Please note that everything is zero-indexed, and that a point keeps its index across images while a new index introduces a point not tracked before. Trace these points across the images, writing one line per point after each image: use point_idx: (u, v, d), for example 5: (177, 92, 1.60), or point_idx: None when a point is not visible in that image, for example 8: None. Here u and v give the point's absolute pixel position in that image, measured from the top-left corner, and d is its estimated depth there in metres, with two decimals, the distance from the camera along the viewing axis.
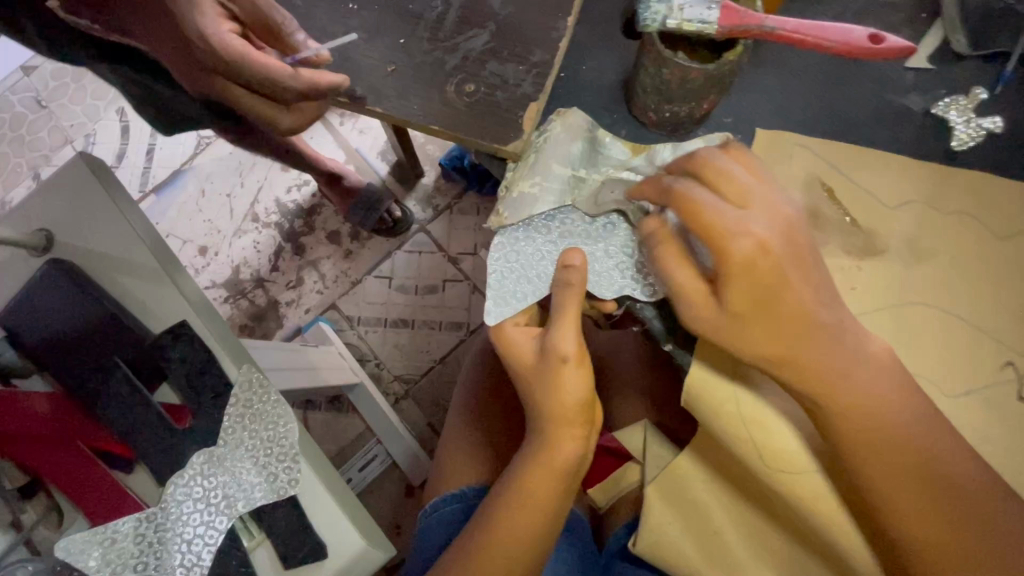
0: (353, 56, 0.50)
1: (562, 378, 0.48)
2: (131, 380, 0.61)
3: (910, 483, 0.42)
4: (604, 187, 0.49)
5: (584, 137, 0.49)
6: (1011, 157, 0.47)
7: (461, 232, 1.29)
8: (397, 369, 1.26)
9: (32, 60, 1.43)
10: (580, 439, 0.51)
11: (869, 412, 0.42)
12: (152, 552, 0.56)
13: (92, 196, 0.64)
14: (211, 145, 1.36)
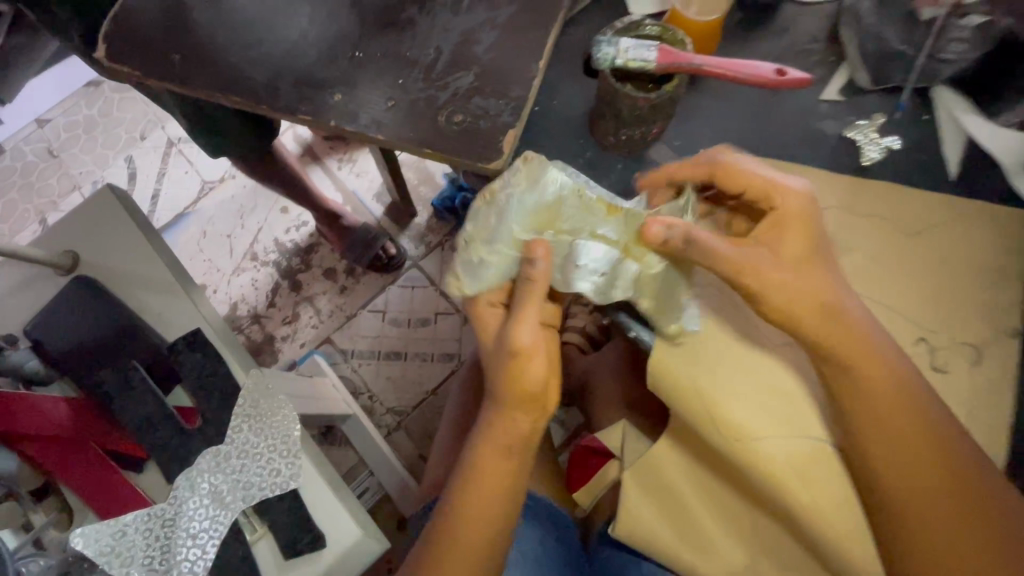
0: (359, 95, 0.59)
1: (521, 365, 0.52)
2: (147, 382, 0.66)
3: (876, 433, 0.49)
4: (575, 246, 0.52)
5: (555, 188, 0.51)
6: (908, 170, 0.56)
7: (452, 267, 1.37)
8: (389, 402, 1.30)
9: (47, 113, 1.53)
10: (531, 421, 0.56)
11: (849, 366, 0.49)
12: (158, 547, 0.59)
13: (118, 220, 0.71)
14: (215, 190, 1.45)
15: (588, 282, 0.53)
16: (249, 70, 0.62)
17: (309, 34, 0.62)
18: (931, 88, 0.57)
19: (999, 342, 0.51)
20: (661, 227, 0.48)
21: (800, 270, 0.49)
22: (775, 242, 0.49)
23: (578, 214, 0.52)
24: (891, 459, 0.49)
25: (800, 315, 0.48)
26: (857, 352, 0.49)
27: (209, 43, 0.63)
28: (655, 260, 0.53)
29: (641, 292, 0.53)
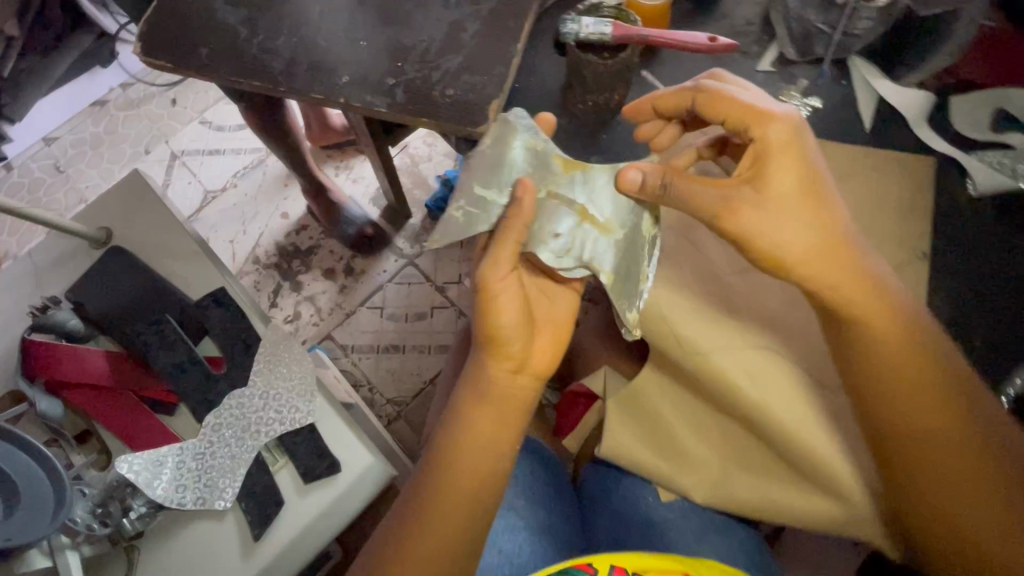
0: (364, 76, 0.69)
1: (494, 303, 0.55)
2: (178, 332, 0.74)
3: (872, 356, 0.52)
4: (542, 207, 0.58)
5: (519, 146, 0.59)
6: (832, 123, 0.66)
7: (447, 264, 1.46)
8: (389, 393, 1.37)
9: (54, 132, 1.61)
10: (506, 369, 0.58)
11: (843, 289, 0.51)
12: (191, 477, 0.67)
13: (146, 197, 0.80)
14: (217, 200, 1.52)
15: (552, 249, 0.57)
16: (268, 60, 0.71)
17: (321, 27, 0.72)
18: (847, 58, 0.68)
19: (913, 265, 0.59)
20: (634, 176, 0.52)
21: (764, 213, 0.50)
22: (758, 188, 0.50)
23: (538, 168, 0.59)
24: (875, 400, 0.53)
25: (768, 246, 0.51)
26: (837, 283, 0.51)
27: (233, 38, 0.73)
28: (614, 224, 0.59)
29: (599, 262, 0.58)
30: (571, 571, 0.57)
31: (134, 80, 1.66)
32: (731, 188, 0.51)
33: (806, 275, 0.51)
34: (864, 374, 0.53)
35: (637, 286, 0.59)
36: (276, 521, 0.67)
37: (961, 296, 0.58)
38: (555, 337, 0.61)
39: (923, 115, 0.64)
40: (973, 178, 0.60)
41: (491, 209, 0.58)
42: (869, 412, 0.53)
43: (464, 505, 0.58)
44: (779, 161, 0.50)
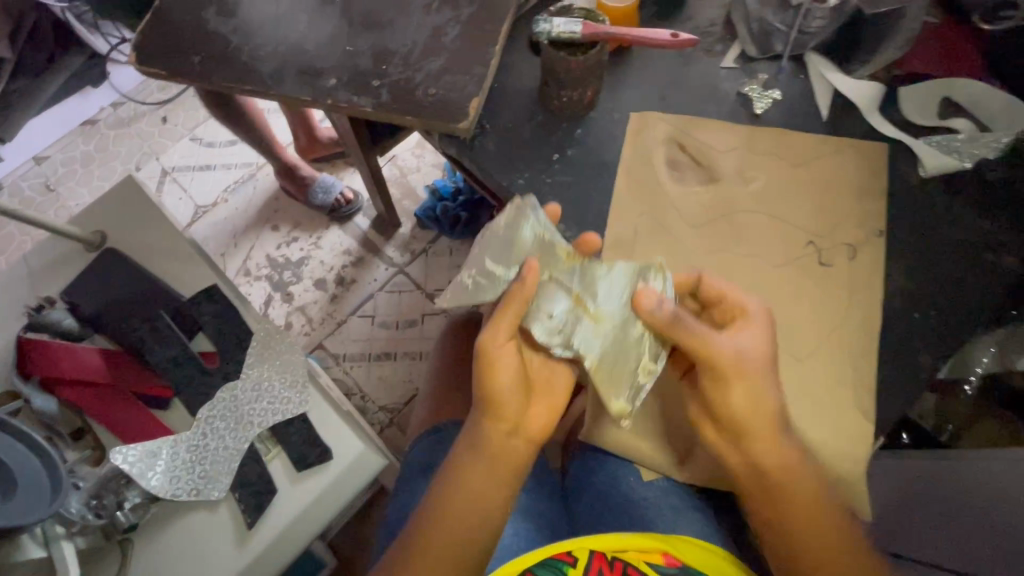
0: (351, 78, 0.73)
1: (492, 369, 0.60)
2: (172, 328, 0.76)
3: (748, 432, 0.57)
4: (544, 294, 0.60)
5: (529, 233, 0.60)
6: (791, 113, 0.70)
7: (437, 271, 1.47)
8: (381, 400, 1.38)
9: (46, 151, 1.64)
10: (501, 430, 0.62)
11: (733, 372, 0.56)
12: (185, 469, 0.68)
13: (140, 201, 0.82)
14: (208, 213, 1.54)
15: (544, 329, 0.60)
16: (258, 66, 0.75)
17: (308, 35, 0.76)
18: (805, 55, 0.72)
19: (871, 241, 0.63)
20: (652, 298, 0.58)
21: (744, 370, 0.56)
22: (748, 337, 0.56)
23: (543, 256, 0.60)
24: (787, 506, 0.57)
25: (729, 395, 0.57)
26: (761, 419, 0.56)
27: (223, 46, 0.76)
28: (606, 313, 0.60)
29: (588, 349, 0.60)
30: (551, 561, 0.60)
31: (125, 99, 1.68)
32: (730, 341, 0.56)
33: (706, 359, 0.57)
34: (744, 447, 0.58)
35: (624, 372, 0.61)
36: (268, 509, 0.69)
37: (916, 269, 0.62)
38: (550, 405, 0.64)
39: (874, 106, 0.68)
40: (921, 162, 0.65)
41: (499, 283, 0.60)
42: (772, 488, 0.57)
43: (469, 521, 0.60)
44: (765, 326, 0.57)
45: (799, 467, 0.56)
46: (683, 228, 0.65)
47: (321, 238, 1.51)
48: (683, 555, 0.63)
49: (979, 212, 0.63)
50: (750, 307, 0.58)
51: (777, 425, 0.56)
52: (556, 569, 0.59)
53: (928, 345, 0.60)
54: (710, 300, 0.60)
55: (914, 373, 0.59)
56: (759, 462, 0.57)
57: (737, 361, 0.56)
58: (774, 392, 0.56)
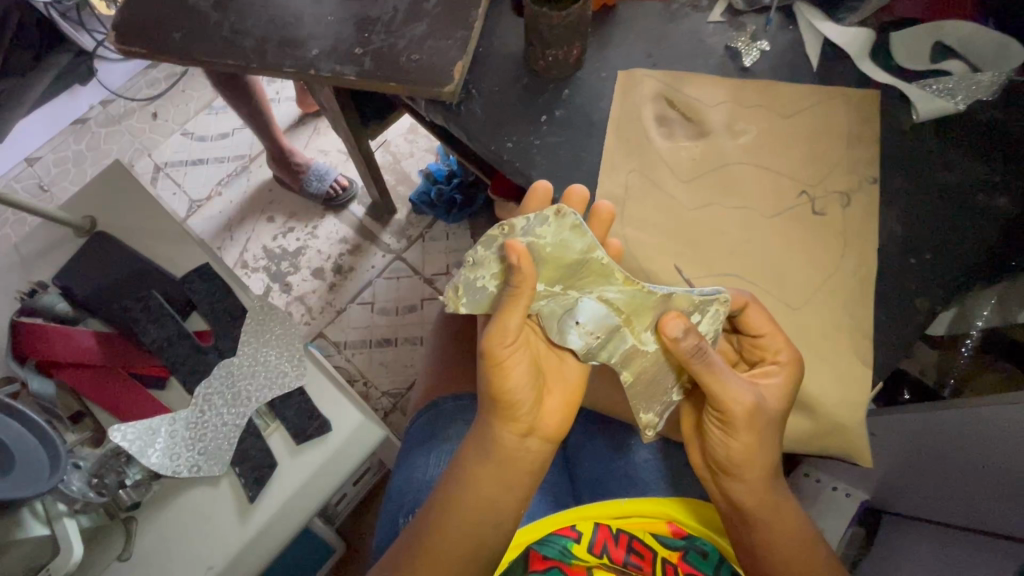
0: (334, 47, 0.72)
1: (506, 370, 0.53)
2: (163, 308, 0.76)
3: (749, 472, 0.54)
4: (581, 307, 0.55)
5: (578, 252, 0.54)
6: (779, 65, 0.69)
7: (435, 256, 1.46)
8: (384, 386, 1.36)
9: (36, 152, 1.62)
10: (514, 435, 0.56)
11: (748, 425, 0.52)
12: (186, 445, 0.68)
13: (128, 184, 0.82)
14: (204, 207, 1.53)
15: (582, 339, 0.55)
16: (239, 39, 0.74)
17: (288, 6, 0.74)
18: (793, 5, 0.71)
19: (863, 188, 0.63)
20: (677, 326, 0.51)
21: (756, 421, 0.52)
22: (765, 386, 0.53)
23: (595, 278, 0.55)
24: (768, 538, 0.56)
25: (732, 440, 0.53)
26: (755, 466, 0.54)
27: (204, 21, 0.75)
28: (650, 338, 0.57)
29: (627, 366, 0.57)
30: (554, 537, 0.60)
31: (115, 97, 1.67)
32: (751, 388, 0.52)
33: (724, 407, 0.52)
34: (738, 487, 0.55)
35: (659, 391, 0.59)
36: (272, 481, 0.69)
37: (910, 215, 0.62)
38: (565, 399, 0.58)
39: (864, 53, 0.67)
40: (915, 107, 0.65)
41: (539, 300, 0.56)
42: (747, 524, 0.56)
43: (486, 499, 0.56)
44: (790, 375, 0.55)
45: (778, 503, 0.56)
46: (674, 183, 0.65)
47: (318, 227, 1.49)
48: (688, 520, 0.63)
49: (972, 155, 0.63)
50: (778, 362, 0.55)
51: (769, 470, 0.55)
52: (559, 547, 0.59)
53: (925, 288, 0.60)
54: (744, 331, 0.57)
55: (908, 318, 0.59)
56: (743, 501, 0.55)
57: (755, 417, 0.52)
58: (776, 444, 0.54)
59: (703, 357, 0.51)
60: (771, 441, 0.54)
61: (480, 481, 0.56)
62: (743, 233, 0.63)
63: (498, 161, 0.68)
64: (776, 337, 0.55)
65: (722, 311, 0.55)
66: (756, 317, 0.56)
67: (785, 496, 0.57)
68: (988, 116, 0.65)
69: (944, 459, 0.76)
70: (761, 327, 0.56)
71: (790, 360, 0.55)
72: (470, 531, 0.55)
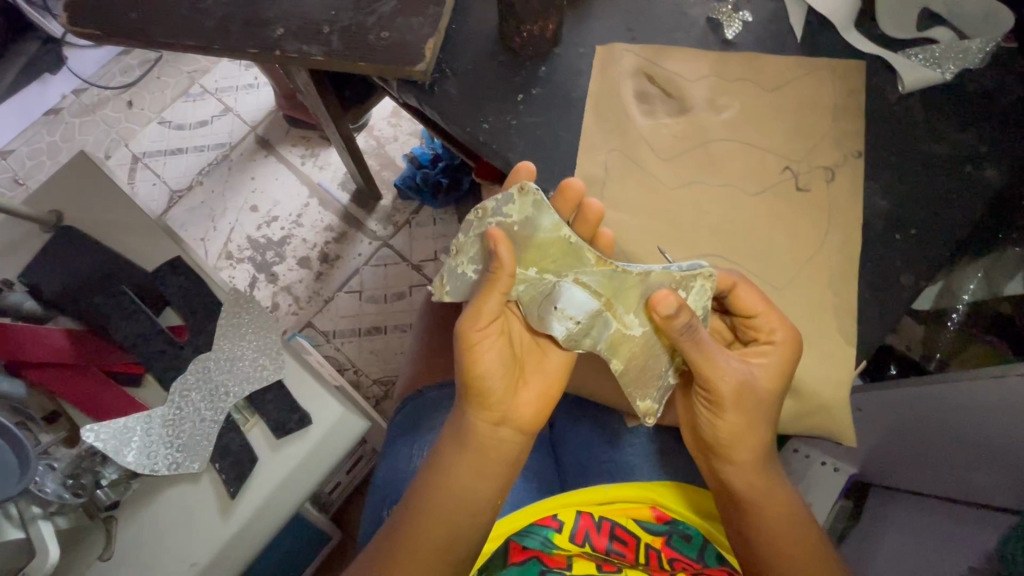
0: (300, 26, 0.69)
1: (477, 359, 0.52)
2: (135, 303, 0.74)
3: (737, 453, 0.55)
4: (558, 290, 0.54)
5: (547, 231, 0.53)
6: (762, 36, 0.67)
7: (421, 242, 1.43)
8: (374, 374, 1.35)
9: (8, 145, 1.57)
10: (485, 425, 0.56)
11: (735, 403, 0.52)
12: (163, 443, 0.67)
13: (94, 176, 0.79)
14: (184, 197, 1.50)
15: (564, 327, 0.54)
16: (200, 19, 0.70)
17: None
18: None
19: (848, 163, 0.62)
20: (669, 303, 0.48)
21: (743, 401, 0.52)
22: (757, 366, 0.53)
23: (565, 259, 0.54)
24: (754, 520, 0.55)
25: (718, 420, 0.54)
26: (745, 446, 0.54)
27: (164, 2, 0.71)
28: (634, 321, 0.55)
29: (615, 353, 0.55)
30: (536, 528, 0.60)
31: (87, 85, 1.61)
32: (740, 368, 0.52)
33: (711, 386, 0.52)
34: (728, 466, 0.56)
35: (652, 377, 0.56)
36: (251, 478, 0.68)
37: (896, 190, 0.61)
38: (542, 392, 0.57)
39: (850, 23, 0.65)
40: (901, 77, 0.63)
41: (517, 286, 0.55)
42: (735, 505, 0.56)
43: (463, 491, 0.55)
44: (784, 356, 0.53)
45: (768, 487, 0.55)
46: (655, 162, 0.63)
47: (301, 215, 1.46)
48: (672, 505, 0.63)
49: (959, 126, 0.62)
50: (768, 343, 0.54)
51: (760, 452, 0.55)
52: (541, 537, 0.59)
53: (911, 265, 0.59)
54: (739, 314, 0.55)
55: (893, 294, 0.58)
56: (732, 480, 0.56)
57: (741, 397, 0.52)
58: (766, 428, 0.54)
59: (694, 336, 0.50)
60: (761, 423, 0.54)
61: (458, 472, 0.55)
62: (727, 212, 0.61)
63: (474, 143, 0.65)
64: (770, 316, 0.54)
65: (707, 287, 0.53)
66: (752, 297, 0.54)
67: (774, 480, 0.56)
68: (975, 85, 0.63)
69: (931, 435, 0.76)
70: (757, 306, 0.54)
71: (785, 340, 0.53)
72: (449, 526, 0.54)
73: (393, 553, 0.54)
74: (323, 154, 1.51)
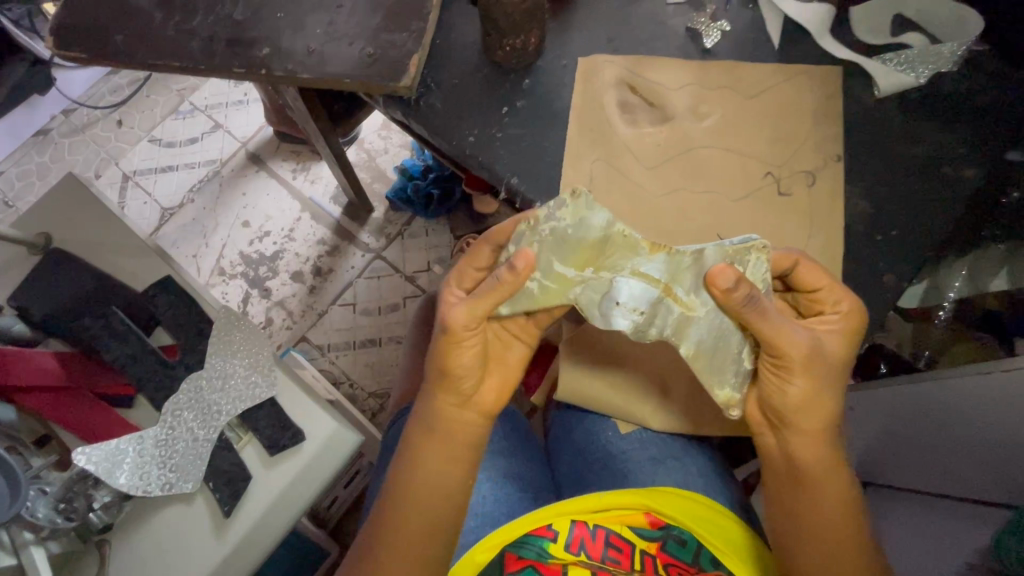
0: (285, 44, 0.69)
1: (450, 349, 0.53)
2: (127, 324, 0.73)
3: (803, 424, 0.54)
4: (617, 284, 0.54)
5: (600, 228, 0.53)
6: (740, 45, 0.68)
7: (414, 253, 1.44)
8: (369, 386, 1.35)
9: None
10: (449, 408, 0.56)
11: (806, 371, 0.52)
12: (157, 461, 0.66)
13: (82, 197, 0.79)
14: (175, 215, 1.50)
15: (628, 319, 0.54)
16: (185, 41, 0.71)
17: (235, 4, 0.72)
18: None
19: (828, 166, 0.63)
20: (727, 277, 0.51)
21: (813, 366, 0.52)
22: (823, 334, 0.53)
23: (621, 252, 0.54)
24: (815, 494, 0.55)
25: (788, 387, 0.53)
26: (813, 414, 0.54)
27: (149, 24, 0.72)
28: (698, 302, 0.54)
29: (682, 339, 0.55)
30: (532, 538, 0.60)
31: (76, 105, 1.61)
32: (808, 334, 0.52)
33: (780, 355, 0.52)
34: (794, 439, 0.55)
35: (726, 360, 0.56)
36: (245, 495, 0.68)
37: (876, 192, 0.62)
38: (504, 382, 0.58)
39: (825, 30, 0.67)
40: (876, 83, 0.64)
41: (574, 288, 0.55)
42: (799, 480, 0.56)
43: (429, 485, 0.56)
44: (848, 327, 0.54)
45: (831, 461, 0.55)
46: (638, 169, 0.64)
47: (294, 229, 1.47)
48: (667, 511, 0.62)
49: (936, 128, 0.63)
50: (832, 318, 0.54)
51: (829, 423, 0.54)
52: (537, 548, 0.59)
53: (894, 266, 0.60)
54: (801, 288, 0.56)
55: (877, 294, 0.59)
56: (799, 454, 0.55)
57: (812, 365, 0.52)
58: (834, 396, 0.53)
59: (763, 308, 0.50)
60: (829, 392, 0.53)
61: (427, 459, 0.56)
62: (710, 215, 0.62)
63: (461, 155, 0.66)
64: (831, 289, 0.54)
65: (762, 260, 0.53)
66: (813, 272, 0.55)
67: (834, 455, 0.56)
68: (950, 88, 0.64)
69: (921, 431, 0.76)
70: (818, 280, 0.55)
71: (850, 312, 0.54)
72: (422, 514, 0.56)
73: (383, 534, 0.55)
74: (314, 169, 1.51)
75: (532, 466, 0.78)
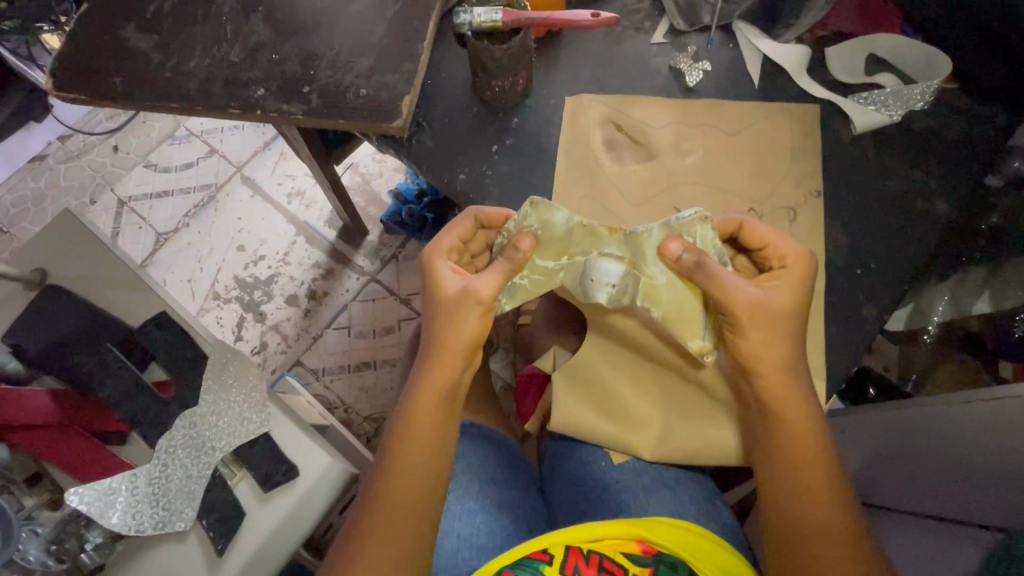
0: (281, 84, 0.71)
1: (461, 317, 0.59)
2: (121, 359, 0.74)
3: (764, 373, 0.57)
4: (590, 265, 0.62)
5: (562, 224, 0.59)
6: (721, 83, 0.70)
7: (409, 275, 1.45)
8: (364, 410, 1.35)
9: None
10: (458, 372, 0.60)
11: (758, 327, 0.56)
12: (151, 498, 0.67)
13: (78, 232, 0.79)
14: (171, 240, 1.50)
15: (605, 292, 0.62)
16: (182, 81, 0.73)
17: (231, 45, 0.74)
18: (733, 24, 0.73)
19: (809, 202, 0.65)
20: (677, 246, 0.57)
21: (761, 319, 0.56)
22: (770, 289, 0.57)
23: (584, 239, 0.60)
24: (786, 439, 0.58)
25: (743, 343, 0.57)
26: (771, 362, 0.57)
27: (148, 65, 0.74)
28: (657, 272, 0.61)
29: (653, 303, 0.62)
30: (528, 560, 0.60)
31: (73, 132, 1.62)
32: (754, 291, 0.56)
33: (733, 315, 0.56)
34: (757, 388, 0.58)
35: (694, 319, 0.63)
36: (238, 533, 0.68)
37: (855, 226, 0.64)
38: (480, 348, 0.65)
39: (802, 70, 0.69)
40: (853, 121, 0.66)
41: (558, 274, 0.63)
42: (771, 425, 0.58)
43: (412, 479, 0.59)
44: (797, 276, 0.57)
45: (796, 400, 0.57)
46: (625, 207, 0.66)
47: (288, 253, 1.47)
48: (659, 538, 0.62)
49: (910, 163, 0.65)
50: (784, 278, 0.57)
51: (792, 368, 0.57)
52: (531, 571, 0.59)
53: (873, 296, 0.62)
54: (753, 248, 0.60)
55: (858, 326, 0.61)
56: (765, 399, 0.58)
57: (763, 322, 0.56)
58: (791, 343, 0.56)
59: (707, 272, 0.57)
60: (787, 341, 0.56)
61: (403, 463, 0.59)
62: None
63: (452, 192, 0.68)
64: (787, 249, 0.58)
65: (708, 228, 0.58)
66: (770, 237, 0.58)
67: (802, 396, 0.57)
68: (923, 124, 0.67)
69: (908, 453, 0.77)
70: (771, 239, 0.58)
71: (796, 261, 0.57)
72: (406, 507, 0.58)
73: (370, 515, 0.58)
74: (309, 195, 1.53)
75: (526, 495, 0.78)
